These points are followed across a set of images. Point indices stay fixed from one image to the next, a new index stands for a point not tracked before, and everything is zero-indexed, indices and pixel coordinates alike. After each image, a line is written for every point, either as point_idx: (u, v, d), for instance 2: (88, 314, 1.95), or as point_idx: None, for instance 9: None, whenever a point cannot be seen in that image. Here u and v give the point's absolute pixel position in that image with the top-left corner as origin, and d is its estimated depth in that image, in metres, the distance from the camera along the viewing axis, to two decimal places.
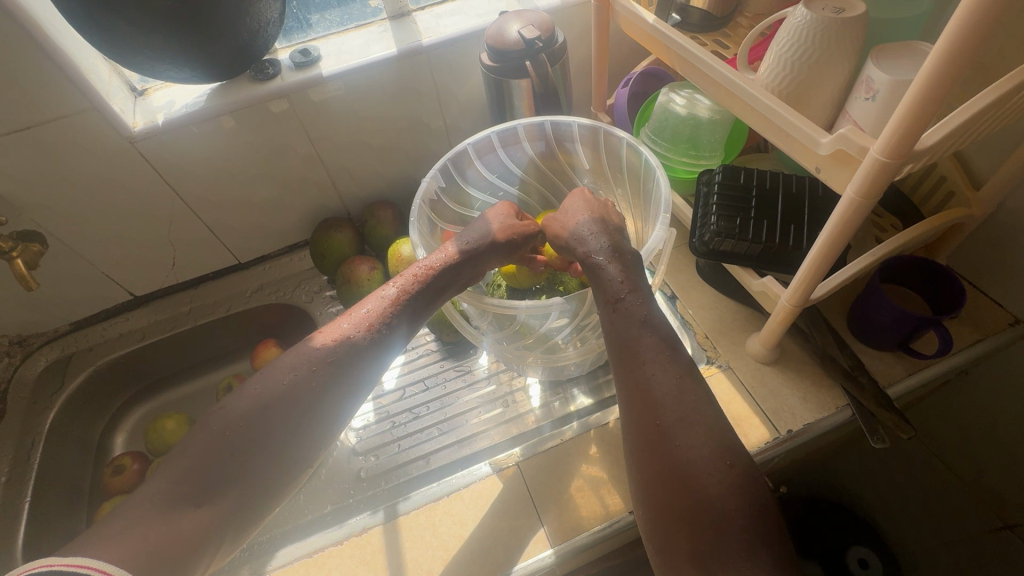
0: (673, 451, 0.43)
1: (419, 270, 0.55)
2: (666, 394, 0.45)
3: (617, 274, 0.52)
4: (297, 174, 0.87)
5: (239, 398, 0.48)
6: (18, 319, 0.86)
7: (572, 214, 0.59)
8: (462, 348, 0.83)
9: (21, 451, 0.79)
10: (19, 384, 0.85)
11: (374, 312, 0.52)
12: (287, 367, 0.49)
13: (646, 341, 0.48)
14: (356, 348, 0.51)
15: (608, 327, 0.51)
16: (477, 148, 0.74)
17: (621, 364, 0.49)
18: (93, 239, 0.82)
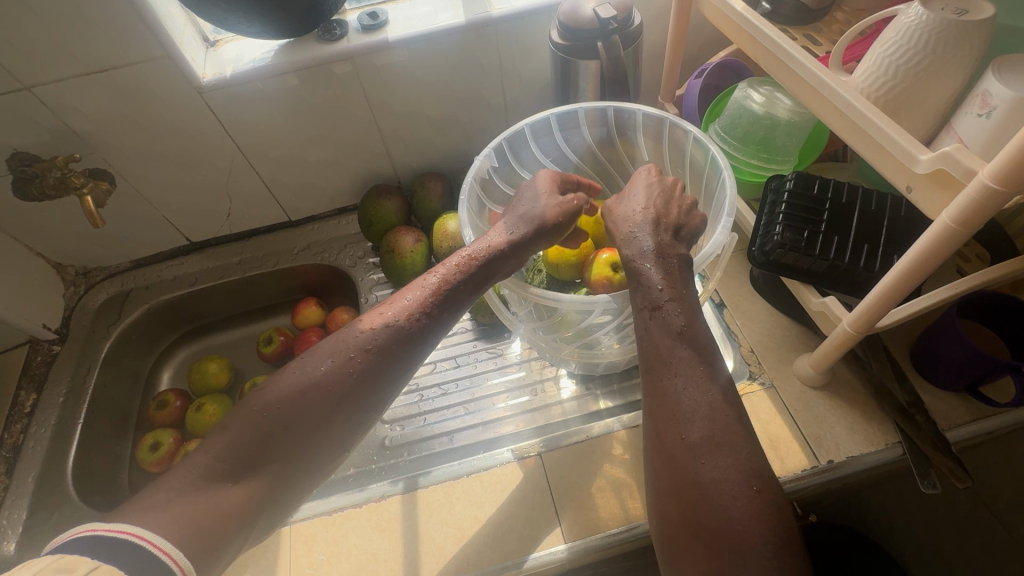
0: (696, 468, 0.41)
1: (461, 260, 0.54)
2: (695, 408, 0.43)
3: (659, 279, 0.49)
4: (352, 139, 0.87)
5: (282, 384, 0.48)
6: (85, 252, 0.92)
7: (629, 198, 0.57)
8: (496, 330, 0.82)
9: (78, 376, 0.85)
10: (81, 312, 0.92)
11: (414, 302, 0.52)
12: (325, 355, 0.50)
13: (680, 353, 0.46)
14: (395, 338, 0.50)
15: (644, 336, 0.48)
16: (534, 129, 0.72)
17: (649, 371, 0.47)
18: (158, 184, 0.85)
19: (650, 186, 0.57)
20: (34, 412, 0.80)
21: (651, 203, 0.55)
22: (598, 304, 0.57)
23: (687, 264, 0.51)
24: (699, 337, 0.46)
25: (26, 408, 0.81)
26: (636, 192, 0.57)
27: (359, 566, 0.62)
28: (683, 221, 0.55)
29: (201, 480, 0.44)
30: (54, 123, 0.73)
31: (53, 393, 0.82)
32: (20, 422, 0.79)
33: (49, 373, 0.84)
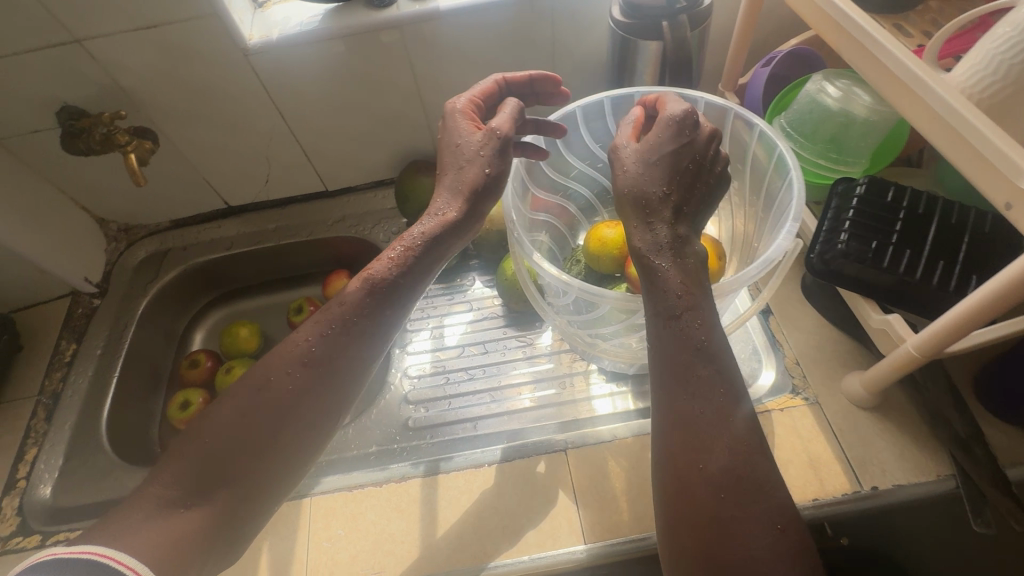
0: (720, 502, 0.39)
1: (397, 250, 0.54)
2: (718, 435, 0.41)
3: (675, 278, 0.45)
4: (393, 111, 0.85)
5: (243, 401, 0.49)
6: (128, 209, 0.93)
7: (649, 163, 0.50)
8: (528, 319, 0.80)
9: (115, 330, 0.86)
10: (121, 268, 0.94)
11: (346, 306, 0.52)
12: (263, 376, 0.50)
13: (699, 371, 0.42)
14: (331, 345, 0.51)
15: (658, 351, 0.44)
16: (586, 112, 0.68)
17: (668, 392, 0.43)
18: (200, 146, 0.85)
19: (672, 155, 0.50)
20: (72, 362, 0.82)
21: (674, 185, 0.48)
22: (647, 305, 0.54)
23: (701, 260, 0.47)
24: (719, 353, 0.43)
25: (65, 357, 0.83)
26: (659, 160, 0.49)
27: (375, 546, 0.62)
28: (689, 195, 0.50)
29: (160, 505, 0.44)
30: (103, 78, 0.73)
31: (91, 346, 0.84)
32: (59, 370, 0.81)
33: (89, 325, 0.86)
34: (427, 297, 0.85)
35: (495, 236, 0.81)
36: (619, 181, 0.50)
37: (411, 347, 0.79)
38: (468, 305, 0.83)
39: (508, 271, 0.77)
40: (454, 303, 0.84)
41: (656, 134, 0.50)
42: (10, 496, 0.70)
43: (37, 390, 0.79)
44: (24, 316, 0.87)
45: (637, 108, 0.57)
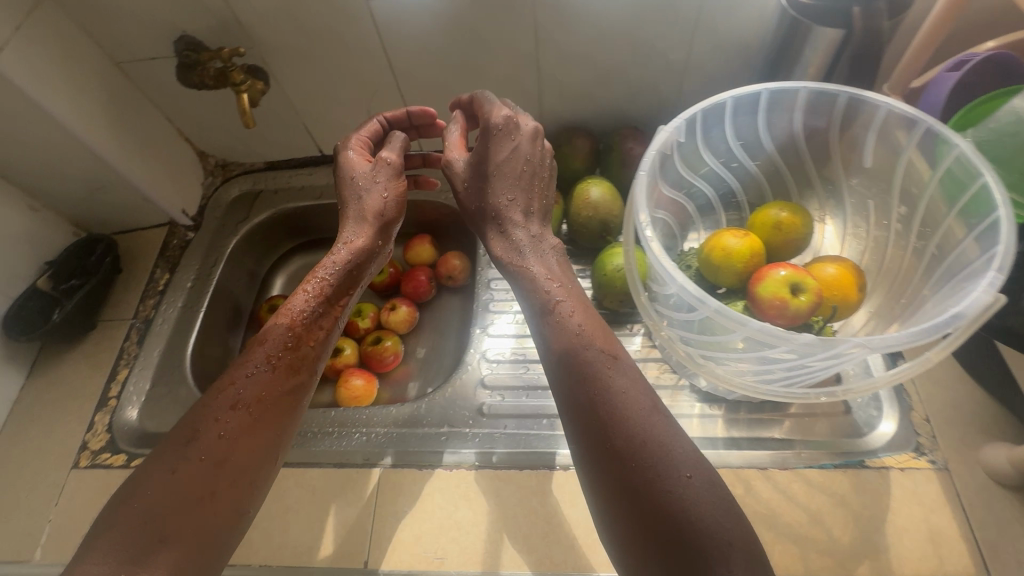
0: (632, 463, 0.41)
1: (314, 285, 0.58)
2: (615, 401, 0.44)
3: (565, 296, 0.51)
4: (505, 74, 0.79)
5: (174, 462, 0.46)
6: (227, 146, 0.93)
7: (481, 173, 0.58)
8: (618, 319, 0.76)
9: (205, 265, 0.88)
10: (215, 203, 0.95)
11: (268, 347, 0.54)
12: (188, 434, 0.48)
13: (590, 356, 0.47)
14: (263, 382, 0.52)
15: (557, 348, 0.48)
16: (738, 103, 0.59)
17: (571, 384, 0.46)
18: (305, 90, 0.83)
19: (506, 163, 0.58)
20: (165, 291, 0.84)
21: (524, 194, 0.57)
22: (802, 344, 0.47)
23: (562, 255, 0.55)
24: (590, 323, 0.49)
25: (159, 286, 0.85)
26: (505, 165, 0.58)
27: (441, 529, 0.60)
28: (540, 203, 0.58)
29: None
30: (223, 10, 0.70)
31: (182, 277, 0.86)
32: (152, 297, 0.84)
33: (182, 257, 0.88)
34: None
35: (595, 226, 0.76)
36: (476, 191, 0.58)
37: (491, 328, 0.76)
38: None
39: (607, 268, 0.72)
40: None
41: (495, 142, 0.59)
42: (102, 412, 0.73)
43: (132, 314, 0.82)
44: (124, 239, 0.89)
45: (460, 124, 0.67)
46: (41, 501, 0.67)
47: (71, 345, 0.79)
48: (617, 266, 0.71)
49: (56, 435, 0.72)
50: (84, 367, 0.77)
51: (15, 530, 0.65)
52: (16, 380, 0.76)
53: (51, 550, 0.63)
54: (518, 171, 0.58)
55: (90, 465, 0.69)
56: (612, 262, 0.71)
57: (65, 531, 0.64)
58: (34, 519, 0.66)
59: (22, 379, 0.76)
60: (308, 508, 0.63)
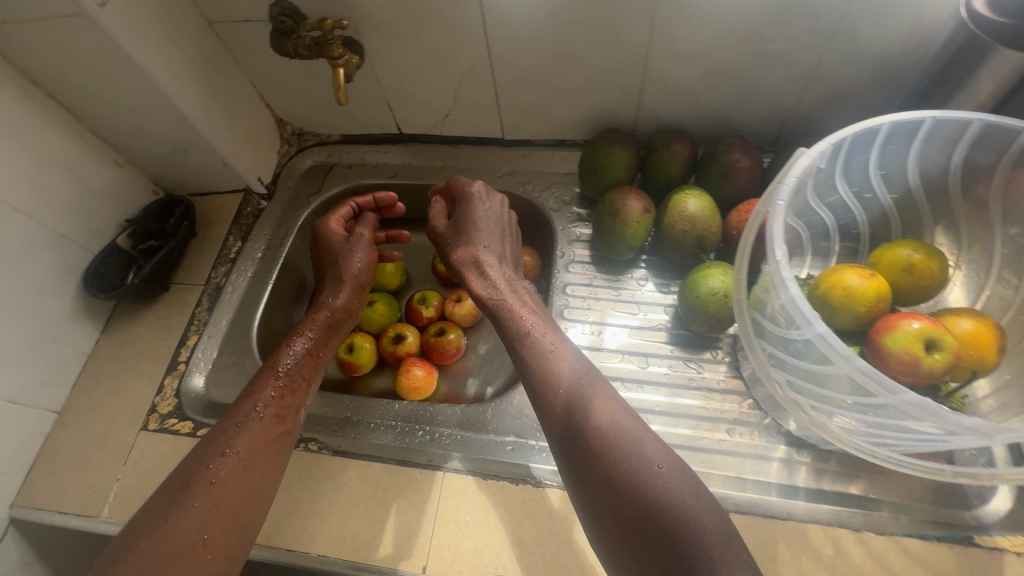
0: (614, 463, 0.49)
1: (300, 341, 0.67)
2: (593, 410, 0.52)
3: (533, 318, 0.63)
4: (608, 67, 0.74)
5: (171, 512, 0.51)
6: (305, 115, 0.91)
7: (463, 234, 0.71)
8: (700, 342, 0.71)
9: (276, 236, 0.87)
10: (290, 173, 0.93)
11: (264, 391, 0.61)
12: (183, 486, 0.53)
13: (565, 373, 0.56)
14: (259, 426, 0.58)
15: (535, 374, 0.57)
16: (894, 131, 0.56)
17: (548, 401, 0.55)
18: (393, 66, 0.79)
19: (483, 220, 0.71)
20: (236, 260, 0.84)
21: (495, 244, 0.70)
22: (964, 427, 0.40)
23: (534, 292, 0.68)
24: (560, 344, 0.60)
25: (231, 254, 0.84)
26: (487, 227, 0.71)
27: (504, 545, 0.58)
28: (510, 254, 0.71)
29: None
30: None
31: (253, 247, 0.85)
32: (224, 265, 0.83)
33: (255, 226, 0.87)
34: (591, 288, 0.77)
35: (689, 241, 0.71)
36: (461, 250, 0.70)
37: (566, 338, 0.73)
38: (635, 309, 0.75)
39: (700, 288, 0.67)
40: (619, 302, 0.76)
41: (472, 211, 0.71)
42: (171, 376, 0.74)
43: (204, 280, 0.82)
44: (200, 202, 0.89)
45: (443, 202, 0.78)
46: (111, 459, 0.68)
47: (145, 305, 0.79)
48: (713, 287, 0.66)
49: (127, 394, 0.73)
50: (156, 328, 0.78)
51: (85, 484, 0.67)
52: (92, 334, 0.77)
53: (118, 509, 0.65)
54: (495, 230, 0.71)
55: (159, 429, 0.70)
56: (706, 283, 0.66)
57: (132, 492, 0.65)
58: (104, 475, 0.67)
59: (97, 333, 0.77)
60: (369, 504, 0.62)
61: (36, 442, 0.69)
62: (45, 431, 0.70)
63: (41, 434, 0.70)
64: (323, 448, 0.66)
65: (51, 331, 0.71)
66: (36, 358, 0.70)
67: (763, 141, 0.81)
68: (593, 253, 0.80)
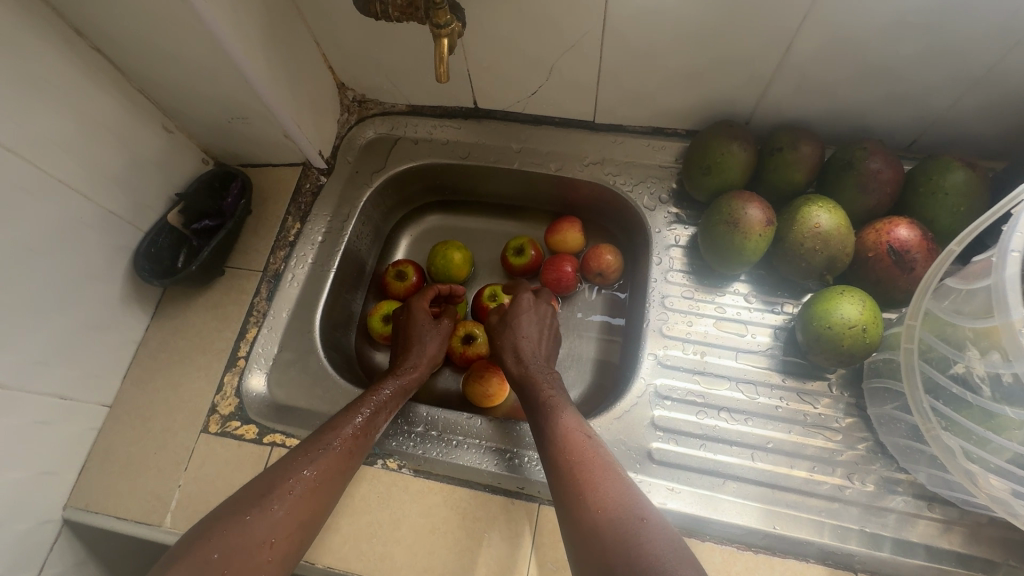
0: (600, 516, 0.46)
1: (389, 389, 0.64)
2: (587, 465, 0.51)
3: (552, 389, 0.63)
4: (740, 50, 0.63)
5: (252, 509, 0.50)
6: (370, 81, 0.80)
7: (515, 323, 0.71)
8: (813, 372, 0.65)
9: (337, 218, 0.78)
10: (349, 146, 0.83)
11: (352, 427, 0.58)
12: (267, 486, 0.52)
13: (572, 432, 0.56)
14: (337, 457, 0.55)
15: (543, 433, 0.57)
16: None
17: (548, 455, 0.55)
18: (485, 33, 0.68)
19: (533, 314, 0.72)
20: (295, 244, 0.76)
21: (543, 339, 0.70)
22: None
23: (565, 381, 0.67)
24: (572, 410, 0.59)
25: (290, 237, 0.76)
26: (530, 321, 0.71)
27: None
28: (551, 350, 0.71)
29: None
30: None
31: (313, 230, 0.77)
32: (283, 249, 0.75)
33: (314, 205, 0.79)
34: (692, 302, 0.70)
35: (818, 261, 0.63)
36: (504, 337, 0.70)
37: (665, 358, 0.67)
38: (742, 329, 0.68)
39: (830, 318, 0.59)
40: (724, 320, 0.69)
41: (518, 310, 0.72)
42: (231, 373, 0.68)
43: (262, 265, 0.74)
44: (253, 174, 0.80)
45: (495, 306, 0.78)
46: (170, 462, 0.63)
47: (198, 290, 0.72)
48: (847, 318, 0.58)
49: (183, 391, 0.67)
50: (211, 317, 0.71)
51: (143, 489, 0.62)
52: (141, 320, 0.70)
53: (181, 520, 0.60)
54: (537, 327, 0.71)
55: (221, 433, 0.64)
56: (840, 311, 0.58)
57: (195, 501, 0.61)
58: (164, 480, 0.62)
59: (147, 319, 0.71)
60: (457, 533, 0.57)
61: (87, 439, 0.64)
62: (97, 427, 0.65)
63: (93, 431, 0.64)
64: (403, 467, 0.61)
65: (100, 319, 0.65)
66: (85, 348, 0.63)
67: (895, 143, 0.72)
68: (693, 261, 0.72)
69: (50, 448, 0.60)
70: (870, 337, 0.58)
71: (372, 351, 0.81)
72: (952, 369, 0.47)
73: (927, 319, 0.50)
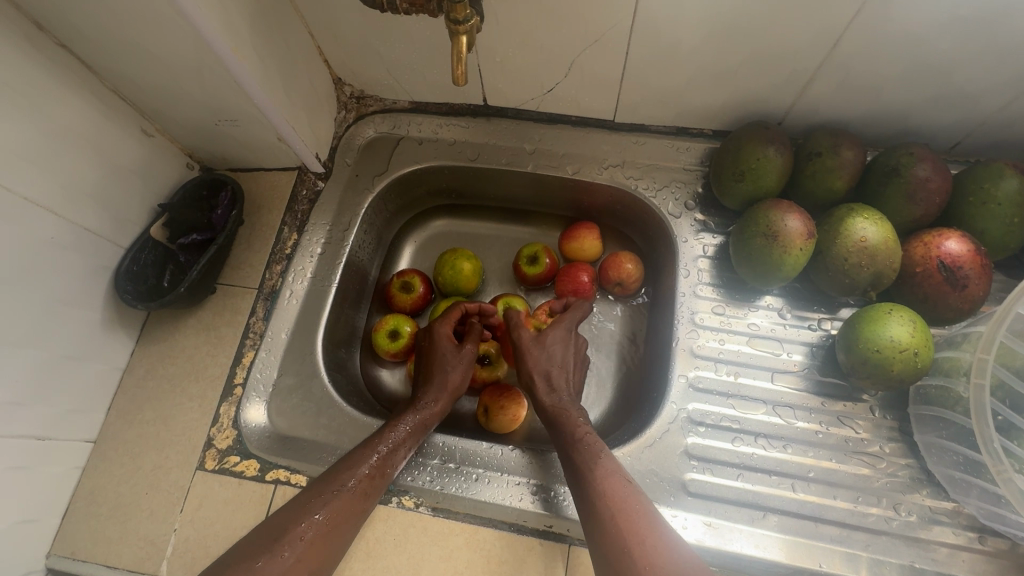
0: (648, 572, 0.43)
1: (409, 423, 0.59)
2: (629, 507, 0.48)
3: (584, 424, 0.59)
4: (782, 46, 0.58)
5: (262, 555, 0.45)
6: (370, 77, 0.73)
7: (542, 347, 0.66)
8: (852, 394, 0.61)
9: (338, 227, 0.72)
10: (348, 148, 0.77)
11: (370, 466, 0.53)
12: (276, 528, 0.47)
13: (613, 473, 0.52)
14: (350, 499, 0.51)
15: (579, 472, 0.53)
16: None
17: (585, 496, 0.51)
18: (501, 26, 0.62)
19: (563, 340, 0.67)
20: (293, 257, 0.70)
21: (569, 365, 0.66)
22: None
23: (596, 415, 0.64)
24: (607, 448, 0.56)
25: (287, 249, 0.70)
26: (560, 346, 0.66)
27: None
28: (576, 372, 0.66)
29: None
30: None
31: (312, 241, 0.71)
32: (279, 264, 0.69)
33: (312, 214, 0.72)
34: (724, 318, 0.65)
35: (863, 277, 0.58)
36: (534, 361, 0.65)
37: (697, 381, 0.62)
38: (777, 348, 0.64)
39: (879, 341, 0.54)
40: (757, 338, 0.64)
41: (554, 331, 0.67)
42: (228, 403, 0.62)
43: (257, 282, 0.68)
44: (244, 180, 0.73)
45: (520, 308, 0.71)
46: (163, 503, 0.58)
47: (187, 311, 0.66)
48: (897, 339, 0.54)
49: (175, 423, 0.61)
50: (203, 341, 0.65)
51: (135, 533, 0.57)
52: (125, 345, 0.64)
53: (177, 568, 0.55)
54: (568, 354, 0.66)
55: (218, 469, 0.59)
56: (888, 332, 0.54)
57: (193, 546, 0.56)
58: (157, 524, 0.57)
59: (132, 344, 0.65)
60: None
61: (70, 479, 0.58)
62: (81, 466, 0.59)
63: (76, 470, 0.59)
64: (420, 505, 0.57)
65: (79, 349, 0.58)
66: (64, 381, 0.57)
67: (937, 146, 0.67)
68: (723, 274, 0.68)
69: (28, 494, 0.54)
70: (921, 361, 0.54)
71: (378, 369, 0.75)
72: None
73: (1000, 352, 0.48)
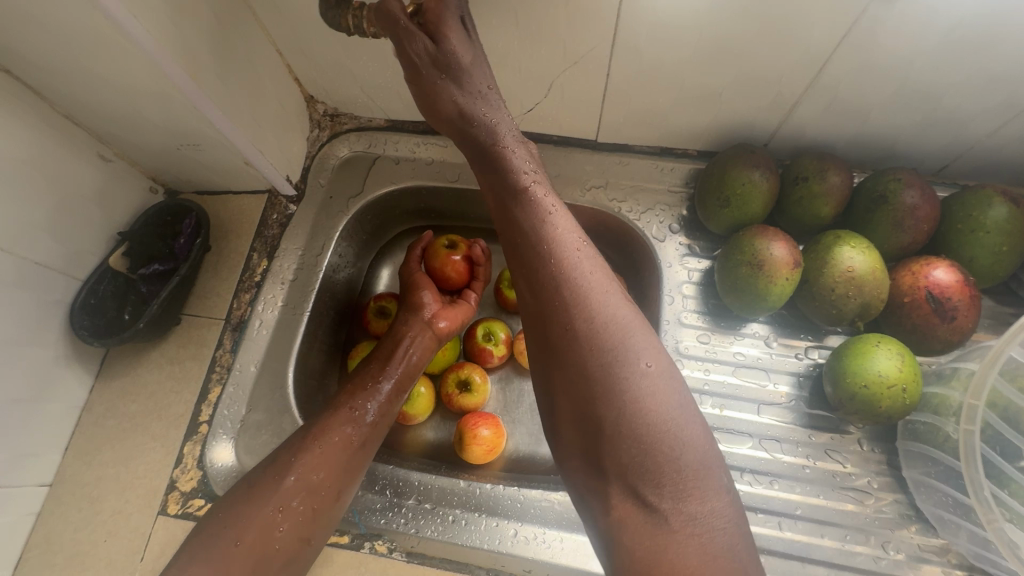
0: (590, 351, 0.43)
1: (393, 342, 0.61)
2: (571, 287, 0.45)
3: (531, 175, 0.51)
4: (767, 69, 0.56)
5: (265, 478, 0.50)
6: (343, 95, 0.70)
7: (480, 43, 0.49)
8: (840, 427, 0.59)
9: (310, 251, 0.69)
10: (321, 167, 0.73)
11: (356, 388, 0.57)
12: (273, 456, 0.52)
13: (562, 241, 0.47)
14: (341, 414, 0.55)
15: (525, 237, 0.48)
16: None
17: (534, 269, 0.47)
18: None
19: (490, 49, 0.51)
20: (262, 284, 0.66)
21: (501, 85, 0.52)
22: None
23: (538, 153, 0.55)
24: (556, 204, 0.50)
25: (256, 276, 0.67)
26: (474, 59, 0.49)
27: None
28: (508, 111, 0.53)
29: None
30: None
31: (281, 267, 0.67)
32: (248, 292, 0.66)
33: (282, 238, 0.69)
34: (709, 347, 0.64)
35: (851, 307, 0.57)
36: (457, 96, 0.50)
37: None
38: (763, 378, 0.62)
39: (867, 375, 0.53)
40: (743, 368, 0.63)
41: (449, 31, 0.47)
42: (192, 442, 0.59)
43: (225, 312, 0.65)
44: (211, 204, 0.70)
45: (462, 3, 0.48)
46: (122, 550, 0.55)
47: (150, 343, 0.63)
48: (884, 374, 0.52)
49: (137, 464, 0.58)
50: (167, 376, 0.62)
51: None
52: (84, 382, 0.61)
53: None
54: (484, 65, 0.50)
55: (181, 514, 0.56)
56: (876, 365, 0.52)
57: None
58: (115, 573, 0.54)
59: (91, 380, 0.62)
60: None
61: (23, 527, 0.55)
62: (36, 511, 0.56)
63: (30, 516, 0.56)
64: (394, 551, 0.55)
65: (33, 390, 0.55)
66: (14, 426, 0.54)
67: (924, 169, 0.66)
68: (708, 300, 0.66)
69: None
70: (909, 397, 0.52)
71: None
72: (1022, 461, 0.45)
73: (992, 395, 0.47)
